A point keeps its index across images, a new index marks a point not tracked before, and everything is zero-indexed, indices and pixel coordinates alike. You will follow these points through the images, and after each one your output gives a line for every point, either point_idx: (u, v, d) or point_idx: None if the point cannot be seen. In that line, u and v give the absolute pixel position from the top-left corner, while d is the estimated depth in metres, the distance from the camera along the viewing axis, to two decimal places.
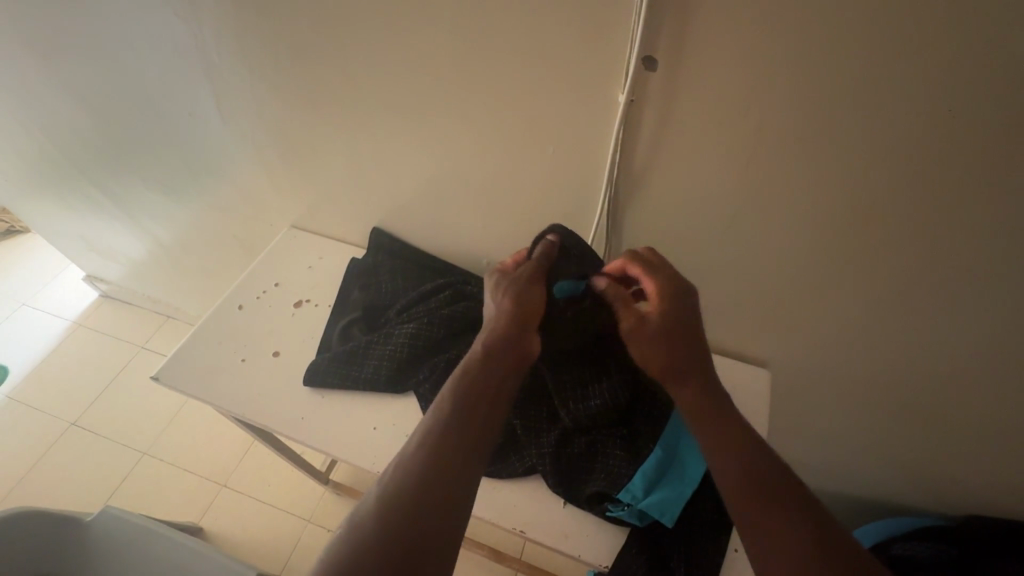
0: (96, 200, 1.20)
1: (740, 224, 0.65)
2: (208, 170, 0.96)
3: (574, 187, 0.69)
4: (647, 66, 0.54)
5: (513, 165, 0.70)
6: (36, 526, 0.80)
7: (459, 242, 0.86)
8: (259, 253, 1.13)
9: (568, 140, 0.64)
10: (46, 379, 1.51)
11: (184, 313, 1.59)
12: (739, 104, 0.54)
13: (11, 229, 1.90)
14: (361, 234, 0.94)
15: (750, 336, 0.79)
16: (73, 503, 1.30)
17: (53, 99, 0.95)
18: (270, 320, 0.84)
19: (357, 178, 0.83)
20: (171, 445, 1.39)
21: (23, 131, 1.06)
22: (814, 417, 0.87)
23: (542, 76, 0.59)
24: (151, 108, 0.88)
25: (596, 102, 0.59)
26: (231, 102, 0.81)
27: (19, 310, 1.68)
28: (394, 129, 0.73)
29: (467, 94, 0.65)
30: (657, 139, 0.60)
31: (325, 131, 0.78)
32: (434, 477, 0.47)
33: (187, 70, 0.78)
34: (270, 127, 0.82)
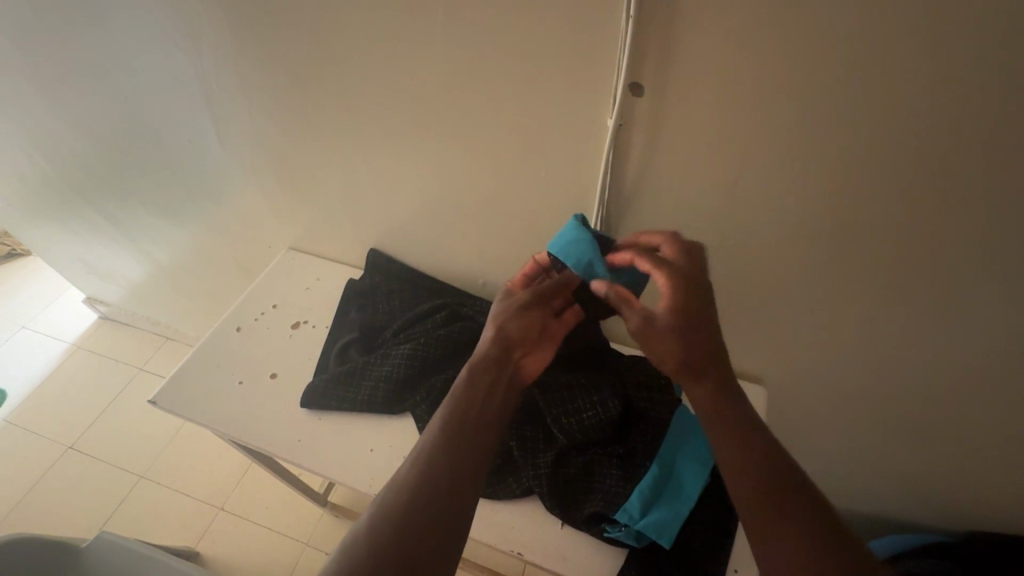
0: (96, 223, 1.21)
1: (733, 244, 0.66)
2: (208, 194, 0.98)
3: (568, 208, 0.70)
4: (634, 91, 0.56)
5: (508, 187, 0.71)
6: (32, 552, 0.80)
7: (455, 262, 0.87)
8: (257, 275, 1.14)
9: (560, 162, 0.66)
10: (44, 402, 1.51)
11: (182, 334, 1.59)
12: (728, 125, 0.55)
13: (13, 252, 1.92)
14: (358, 255, 0.94)
15: (747, 354, 0.79)
16: (69, 528, 1.29)
17: (56, 125, 0.96)
18: (268, 342, 0.85)
19: (354, 200, 0.84)
20: (169, 467, 1.38)
21: (26, 157, 1.08)
22: (814, 434, 0.86)
23: (533, 102, 0.61)
24: (152, 133, 0.89)
25: (587, 126, 0.61)
26: (229, 126, 0.82)
27: (18, 334, 1.68)
28: (390, 152, 0.75)
29: (461, 119, 0.66)
30: (646, 160, 0.61)
31: (322, 153, 0.79)
32: (431, 487, 0.48)
33: (187, 96, 0.80)
34: (268, 150, 0.83)
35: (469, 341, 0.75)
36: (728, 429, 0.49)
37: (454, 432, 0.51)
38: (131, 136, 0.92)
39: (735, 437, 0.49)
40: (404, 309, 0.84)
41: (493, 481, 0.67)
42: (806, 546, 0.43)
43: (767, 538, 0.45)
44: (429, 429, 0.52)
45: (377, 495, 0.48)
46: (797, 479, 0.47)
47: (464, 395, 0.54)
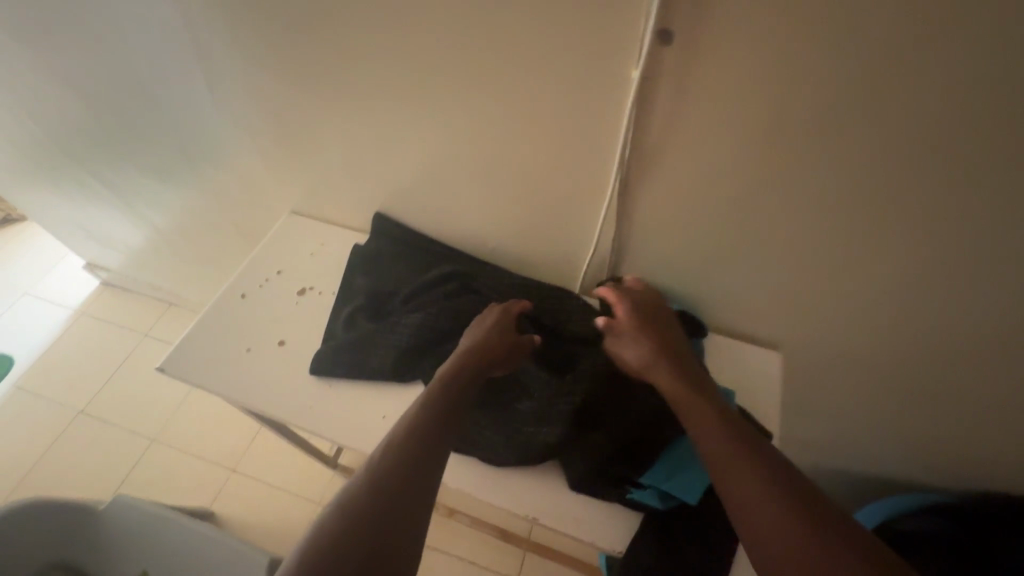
0: (91, 187, 1.18)
1: (758, 210, 0.62)
2: (204, 155, 0.94)
3: (584, 170, 0.66)
4: (662, 41, 0.50)
5: (520, 147, 0.67)
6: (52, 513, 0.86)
7: (463, 227, 0.84)
8: (259, 239, 1.11)
9: (578, 120, 0.61)
10: (52, 369, 1.51)
11: (186, 300, 1.57)
12: (764, 79, 0.50)
13: (8, 217, 1.88)
14: (362, 218, 0.91)
15: (765, 323, 0.76)
16: (85, 490, 1.32)
17: (40, 84, 0.92)
18: (274, 309, 0.83)
19: (357, 160, 0.80)
20: (179, 431, 1.39)
21: (13, 118, 1.03)
22: (828, 405, 0.84)
23: (549, 54, 0.56)
24: (141, 91, 0.85)
25: (609, 81, 0.56)
26: (223, 82, 0.78)
27: (20, 300, 1.67)
28: (394, 109, 0.70)
29: (470, 73, 0.62)
30: (670, 119, 0.57)
31: (322, 111, 0.75)
32: (412, 474, 0.51)
33: (176, 52, 0.75)
34: (265, 107, 0.79)
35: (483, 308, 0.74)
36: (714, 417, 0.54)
37: (425, 429, 0.55)
38: (120, 95, 0.87)
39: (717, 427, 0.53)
40: (410, 279, 0.82)
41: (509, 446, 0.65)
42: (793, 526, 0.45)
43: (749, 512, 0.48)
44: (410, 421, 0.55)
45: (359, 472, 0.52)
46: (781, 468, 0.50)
47: (441, 390, 0.59)
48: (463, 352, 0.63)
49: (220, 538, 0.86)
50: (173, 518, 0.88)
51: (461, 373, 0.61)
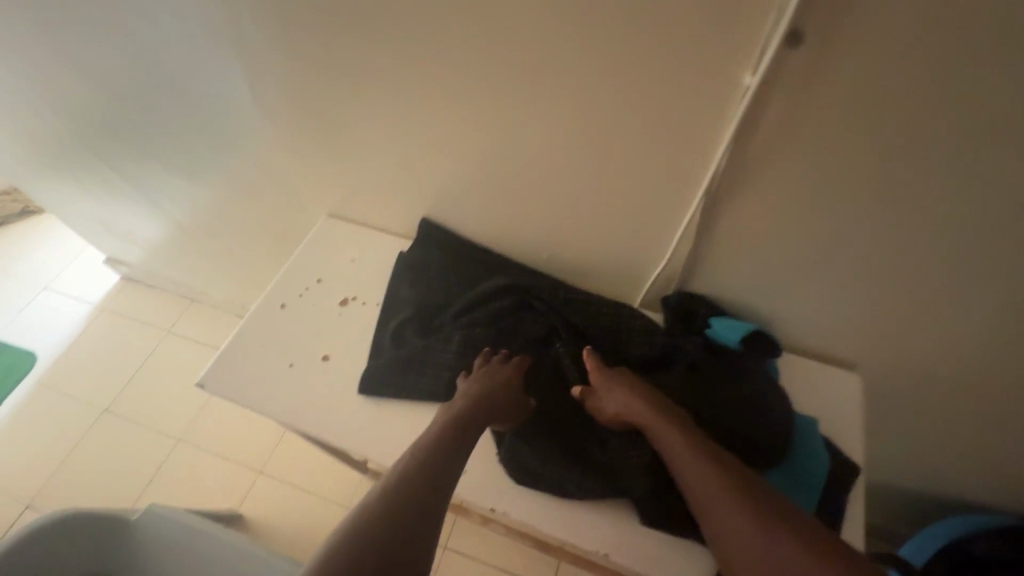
0: (116, 183, 1.14)
1: (858, 230, 0.57)
2: (238, 154, 0.90)
3: (664, 181, 0.62)
4: (790, 44, 0.45)
5: (594, 155, 0.62)
6: (82, 523, 0.83)
7: (516, 237, 0.79)
8: (290, 241, 1.08)
9: (667, 127, 0.56)
10: (74, 366, 1.49)
11: (210, 297, 1.54)
12: (896, 89, 0.45)
13: (26, 209, 1.85)
14: (405, 223, 0.87)
15: (843, 346, 0.71)
16: (112, 490, 1.30)
17: (69, 77, 0.88)
18: (316, 320, 0.79)
19: (406, 163, 0.76)
20: (204, 432, 1.37)
21: (38, 111, 0.99)
22: (900, 431, 0.79)
23: (646, 56, 0.51)
24: (175, 87, 0.80)
25: (714, 84, 0.51)
26: (266, 79, 0.73)
27: (40, 294, 1.65)
28: (453, 111, 0.65)
29: (549, 75, 0.57)
30: (776, 131, 0.51)
31: (372, 110, 0.70)
32: (416, 529, 0.48)
33: (216, 46, 0.71)
34: (310, 106, 0.74)
35: (542, 330, 0.71)
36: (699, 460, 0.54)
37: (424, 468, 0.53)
38: (155, 90, 0.83)
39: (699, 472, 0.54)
40: (458, 293, 0.77)
41: (579, 476, 0.62)
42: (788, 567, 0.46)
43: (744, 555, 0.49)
44: (411, 468, 0.53)
45: (347, 517, 0.49)
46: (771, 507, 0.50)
47: (447, 436, 0.57)
48: (470, 398, 0.61)
49: (254, 549, 0.83)
50: (203, 528, 0.86)
51: (467, 420, 0.59)
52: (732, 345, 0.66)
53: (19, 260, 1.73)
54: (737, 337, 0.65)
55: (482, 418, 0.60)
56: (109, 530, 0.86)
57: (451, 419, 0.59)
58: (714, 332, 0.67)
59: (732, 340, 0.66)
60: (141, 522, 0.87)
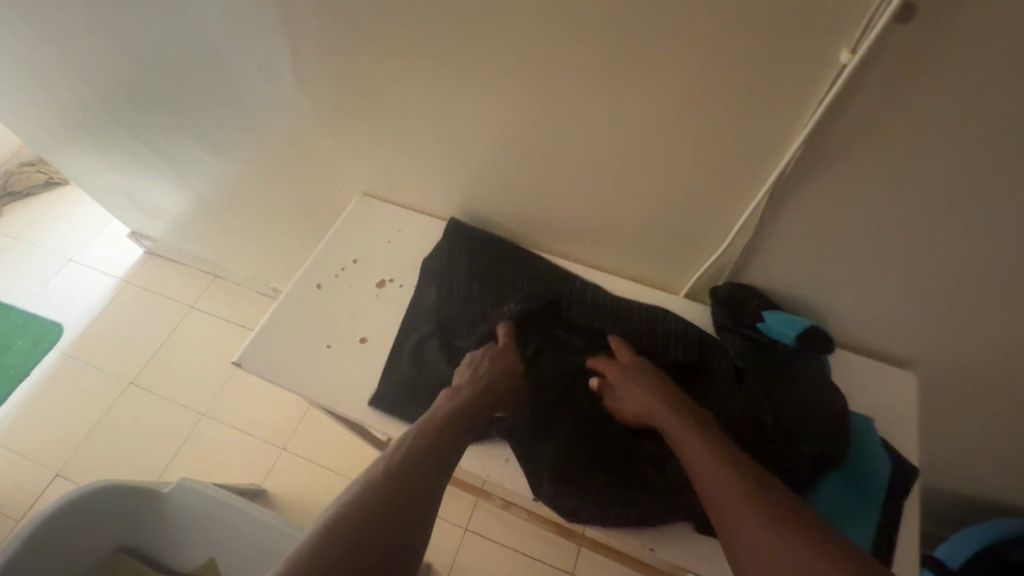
0: (144, 156, 1.13)
1: (938, 229, 0.53)
2: (271, 129, 0.88)
3: (728, 168, 0.58)
4: (895, 23, 0.41)
5: (654, 140, 0.59)
6: (111, 495, 0.84)
7: (560, 221, 0.76)
8: (319, 218, 1.06)
9: (738, 112, 0.53)
10: (101, 337, 1.51)
11: (234, 274, 1.54)
12: (1007, 78, 0.41)
13: (51, 180, 1.85)
14: (442, 204, 0.84)
15: (901, 345, 0.68)
16: (138, 461, 1.32)
17: (100, 46, 0.85)
18: (353, 302, 0.78)
19: (447, 143, 0.73)
20: (229, 407, 1.38)
21: (68, 81, 0.98)
22: (950, 433, 0.76)
23: (725, 32, 0.47)
24: (210, 58, 0.78)
25: (798, 66, 0.47)
26: (304, 51, 0.70)
27: (66, 266, 1.66)
28: (503, 90, 0.62)
29: (614, 53, 0.53)
30: (863, 119, 0.48)
31: (415, 86, 0.67)
32: (413, 513, 0.50)
33: (254, 16, 0.68)
34: (349, 81, 0.71)
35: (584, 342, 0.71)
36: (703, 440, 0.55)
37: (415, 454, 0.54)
38: (189, 60, 0.81)
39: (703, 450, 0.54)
40: (491, 298, 0.75)
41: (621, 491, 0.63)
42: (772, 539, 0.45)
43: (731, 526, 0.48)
44: (415, 453, 0.55)
45: (347, 492, 0.51)
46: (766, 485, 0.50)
47: (445, 425, 0.58)
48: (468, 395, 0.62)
49: (281, 525, 0.83)
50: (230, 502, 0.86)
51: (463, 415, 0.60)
52: (787, 341, 0.65)
53: (45, 231, 1.74)
54: (793, 332, 0.64)
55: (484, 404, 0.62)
56: (138, 502, 0.87)
57: (456, 406, 0.61)
58: (767, 327, 0.66)
59: (787, 335, 0.65)
60: (168, 495, 0.87)
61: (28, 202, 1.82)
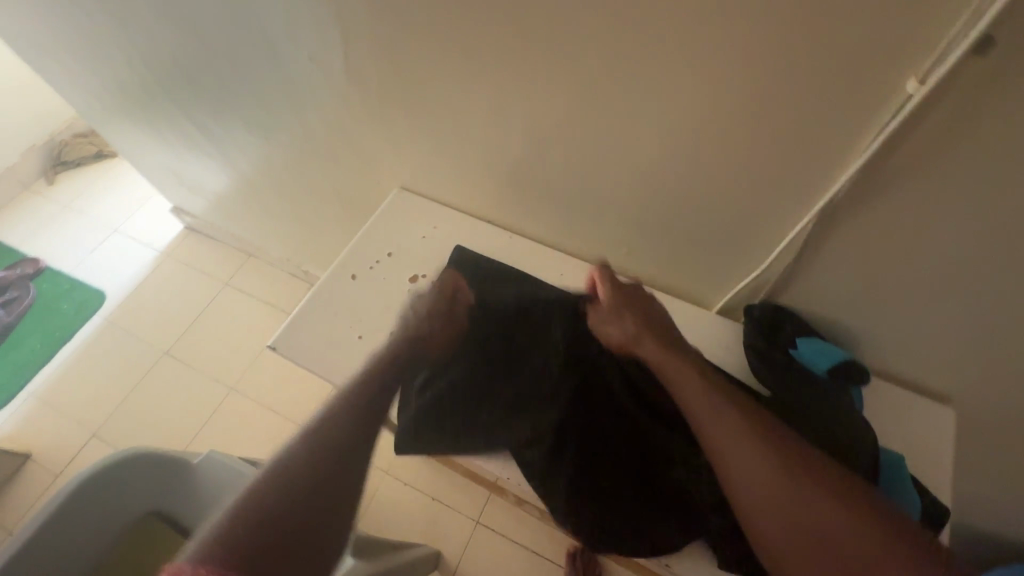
0: (193, 136, 1.17)
1: (994, 268, 0.51)
2: (317, 118, 0.90)
3: (773, 190, 0.58)
4: (970, 55, 0.39)
5: (701, 158, 0.59)
6: (142, 464, 0.88)
7: (595, 227, 0.77)
8: (356, 207, 1.08)
9: (792, 135, 0.52)
10: (140, 306, 1.57)
11: (269, 254, 1.58)
12: None
13: (104, 152, 1.93)
14: (479, 203, 0.85)
15: (942, 381, 0.66)
16: (168, 428, 1.38)
17: (161, 28, 0.89)
18: (384, 294, 0.79)
19: (488, 143, 0.74)
20: (255, 383, 1.42)
21: (127, 60, 1.02)
22: (990, 474, 0.73)
23: (788, 55, 0.46)
24: (263, 46, 0.81)
25: (854, 91, 0.47)
26: (355, 45, 0.71)
27: (111, 236, 1.73)
28: (548, 96, 0.62)
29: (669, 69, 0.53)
30: (924, 151, 0.46)
31: (460, 85, 0.68)
32: (338, 478, 0.52)
33: (308, 8, 0.70)
34: (396, 76, 0.72)
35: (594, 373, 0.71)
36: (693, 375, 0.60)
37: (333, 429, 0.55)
38: (245, 48, 0.83)
39: (695, 389, 0.58)
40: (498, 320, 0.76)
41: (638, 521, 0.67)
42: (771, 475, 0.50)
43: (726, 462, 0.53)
44: (339, 420, 0.56)
45: (270, 462, 0.51)
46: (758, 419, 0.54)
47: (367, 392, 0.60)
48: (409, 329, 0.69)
49: None
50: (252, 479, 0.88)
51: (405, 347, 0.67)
52: (818, 372, 0.64)
53: (95, 200, 1.82)
54: (827, 364, 0.64)
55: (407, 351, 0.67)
56: (167, 472, 0.90)
57: (374, 370, 0.63)
58: (802, 354, 0.65)
59: (820, 365, 0.64)
60: (194, 468, 0.90)
61: (81, 171, 1.90)
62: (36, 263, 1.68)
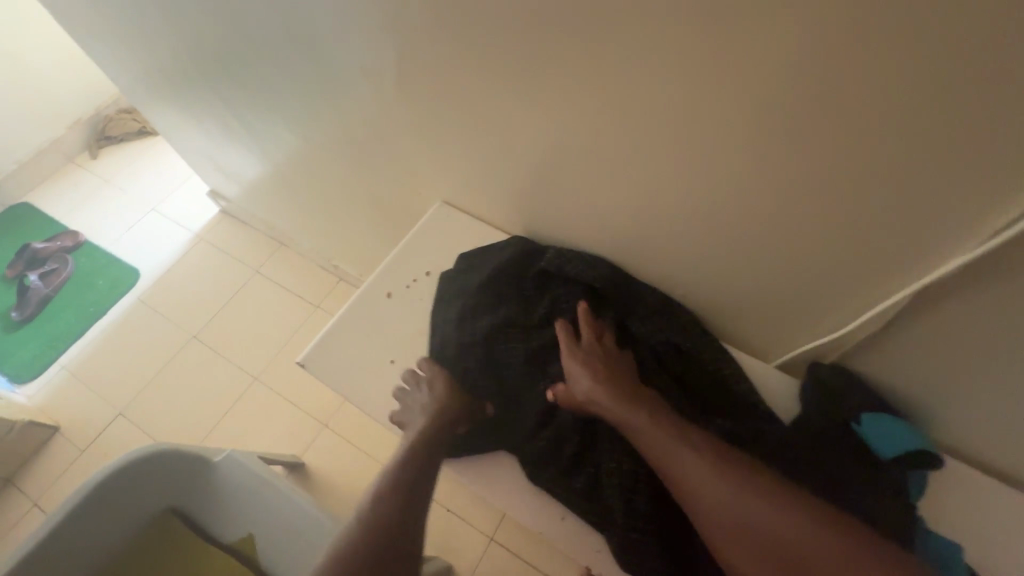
0: (237, 129, 1.17)
1: None
2: (365, 125, 0.89)
3: (850, 230, 0.55)
4: None
5: (775, 190, 0.56)
6: (167, 459, 0.88)
7: (647, 258, 0.75)
8: (394, 213, 1.06)
9: (885, 177, 0.49)
10: (171, 288, 1.58)
11: (300, 246, 1.57)
12: None
13: (144, 129, 1.93)
14: (525, 225, 0.84)
15: (1012, 454, 0.63)
16: (192, 413, 1.38)
17: (219, 23, 0.88)
18: (419, 317, 0.80)
19: (545, 168, 0.72)
20: (279, 376, 1.42)
21: (182, 51, 1.02)
22: None
23: (897, 96, 0.43)
24: (320, 51, 0.80)
25: (972, 160, 0.44)
26: (414, 59, 0.70)
27: (147, 215, 1.74)
28: (615, 127, 0.60)
29: (759, 97, 0.49)
30: None
31: (522, 108, 0.66)
32: (408, 534, 0.57)
33: (371, 18, 0.68)
34: (455, 91, 0.70)
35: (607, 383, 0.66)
36: (651, 417, 0.60)
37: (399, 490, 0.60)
38: (300, 47, 0.82)
39: (656, 431, 0.58)
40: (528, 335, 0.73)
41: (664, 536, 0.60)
42: (745, 503, 0.52)
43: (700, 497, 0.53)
44: (391, 475, 0.61)
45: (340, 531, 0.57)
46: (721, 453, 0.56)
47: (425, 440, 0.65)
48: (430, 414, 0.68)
49: (320, 515, 0.84)
50: (273, 482, 0.88)
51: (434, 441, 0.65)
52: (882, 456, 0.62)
53: (134, 177, 1.83)
54: (892, 449, 0.62)
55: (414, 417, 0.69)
56: (190, 468, 0.90)
57: (420, 419, 0.68)
58: (868, 434, 0.63)
59: (884, 449, 0.62)
60: (217, 467, 0.90)
61: (121, 148, 1.92)
62: (75, 238, 1.71)
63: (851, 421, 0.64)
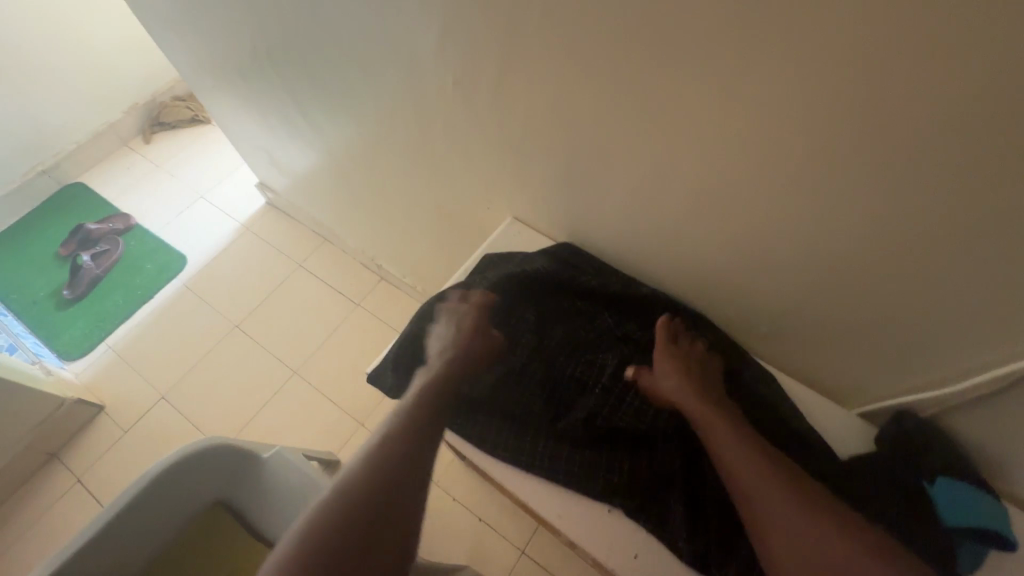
0: (300, 128, 1.18)
1: None
2: (437, 137, 0.88)
3: (957, 286, 0.53)
4: None
5: (878, 240, 0.55)
6: (219, 454, 0.88)
7: (723, 291, 0.74)
8: (452, 222, 1.07)
9: (1005, 232, 0.47)
10: (216, 277, 1.61)
11: (344, 243, 1.58)
12: None
13: (196, 117, 1.97)
14: (596, 247, 0.84)
15: None
16: (232, 402, 1.40)
17: (300, 28, 0.89)
18: None
19: (626, 195, 0.71)
20: (318, 371, 1.43)
21: (257, 51, 1.03)
22: None
23: None
24: (402, 63, 0.79)
25: None
26: (502, 79, 0.69)
27: (197, 202, 1.77)
28: (713, 165, 0.59)
29: (873, 143, 0.48)
30: None
31: (611, 137, 0.65)
32: (410, 494, 0.54)
33: (463, 37, 0.67)
34: (541, 114, 0.69)
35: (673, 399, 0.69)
36: (733, 430, 0.60)
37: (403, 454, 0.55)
38: (380, 58, 0.82)
39: (731, 444, 0.58)
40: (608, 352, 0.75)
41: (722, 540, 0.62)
42: (811, 534, 0.50)
43: (768, 526, 0.52)
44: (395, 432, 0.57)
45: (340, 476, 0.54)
46: (798, 483, 0.54)
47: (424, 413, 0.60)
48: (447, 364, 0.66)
49: None
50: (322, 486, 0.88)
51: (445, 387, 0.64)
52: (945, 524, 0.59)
53: (185, 165, 1.87)
54: (960, 520, 0.59)
55: (459, 381, 0.66)
56: (241, 465, 0.91)
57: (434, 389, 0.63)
58: (937, 496, 0.61)
59: (950, 517, 0.59)
60: (265, 464, 0.90)
61: (174, 134, 1.96)
62: (126, 220, 1.74)
63: (923, 480, 0.62)
